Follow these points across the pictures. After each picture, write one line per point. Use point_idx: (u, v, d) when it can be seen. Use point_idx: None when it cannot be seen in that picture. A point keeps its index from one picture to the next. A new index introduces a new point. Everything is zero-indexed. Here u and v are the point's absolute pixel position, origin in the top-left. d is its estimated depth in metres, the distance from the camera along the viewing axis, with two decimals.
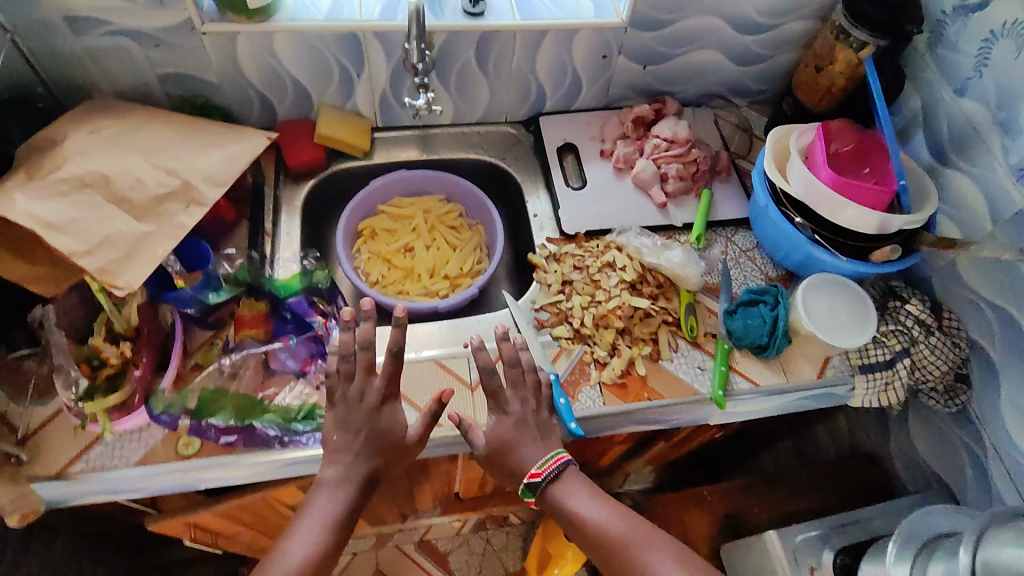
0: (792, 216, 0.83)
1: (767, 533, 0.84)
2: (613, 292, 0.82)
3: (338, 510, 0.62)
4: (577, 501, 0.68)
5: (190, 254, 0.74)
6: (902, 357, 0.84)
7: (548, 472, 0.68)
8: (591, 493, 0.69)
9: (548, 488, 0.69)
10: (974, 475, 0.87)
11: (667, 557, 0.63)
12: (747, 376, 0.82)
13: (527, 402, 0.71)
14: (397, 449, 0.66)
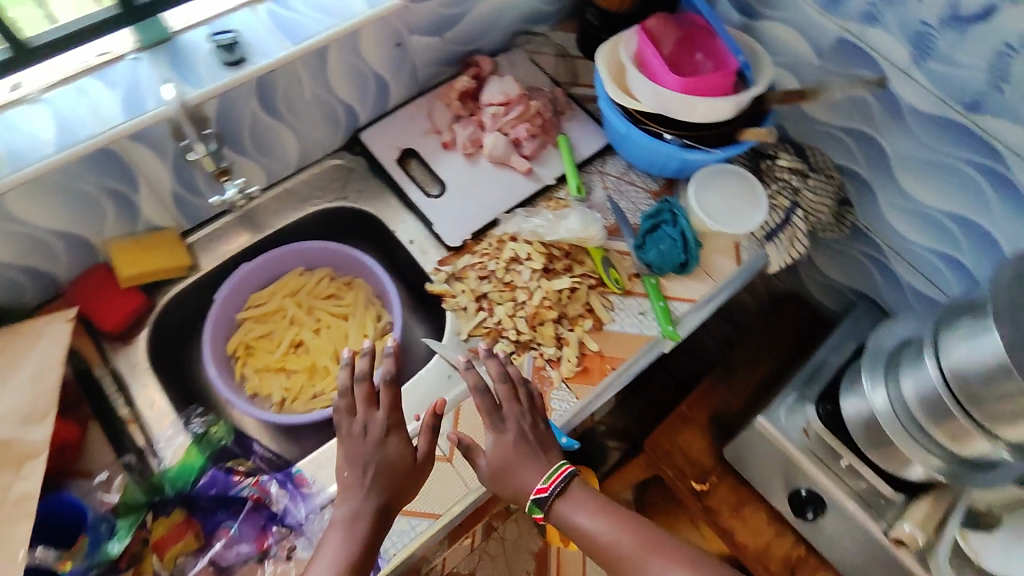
0: (658, 132, 0.84)
1: (760, 419, 0.89)
2: (531, 286, 0.79)
3: (350, 558, 0.58)
4: (579, 518, 0.63)
5: (58, 521, 0.61)
6: (794, 210, 0.90)
7: (554, 486, 0.64)
8: (592, 508, 0.64)
9: (554, 504, 0.65)
10: (881, 275, 0.99)
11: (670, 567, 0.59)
12: (685, 297, 0.84)
13: (522, 414, 0.67)
14: (411, 477, 0.62)
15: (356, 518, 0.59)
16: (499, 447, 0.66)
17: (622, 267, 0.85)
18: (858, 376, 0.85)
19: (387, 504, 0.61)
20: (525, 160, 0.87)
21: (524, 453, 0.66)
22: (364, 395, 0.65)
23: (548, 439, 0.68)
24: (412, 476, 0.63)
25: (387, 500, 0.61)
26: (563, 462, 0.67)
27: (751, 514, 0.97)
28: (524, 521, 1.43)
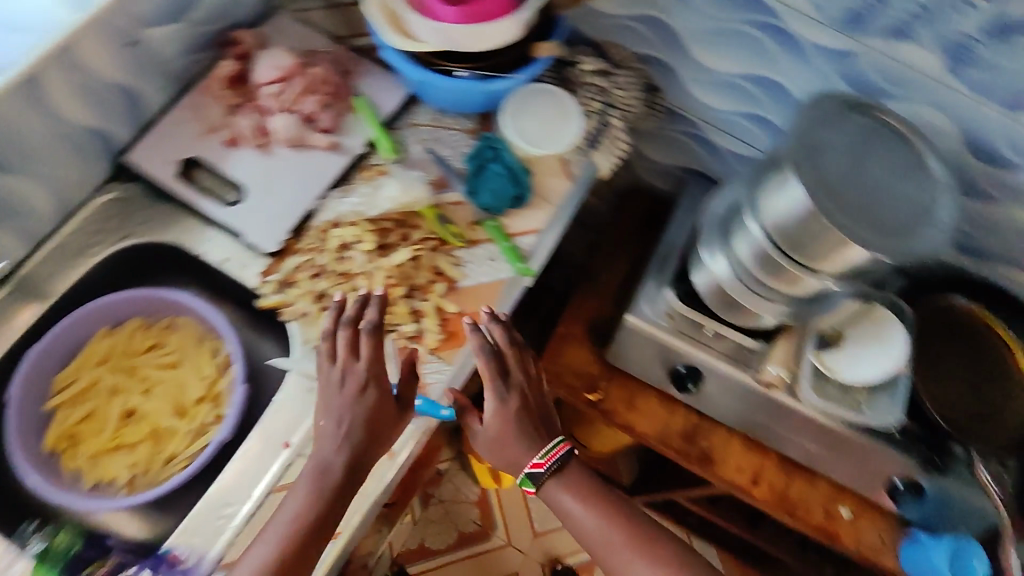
0: (451, 71, 0.80)
1: (627, 317, 0.94)
2: (369, 269, 0.76)
3: (314, 509, 0.63)
4: (567, 502, 0.76)
5: None
6: (608, 111, 0.91)
7: (550, 464, 0.74)
8: (583, 495, 0.76)
9: (548, 477, 0.76)
10: (702, 148, 1.02)
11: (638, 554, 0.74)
12: (528, 230, 0.83)
13: (520, 383, 0.74)
14: (389, 424, 0.68)
15: (327, 469, 0.64)
16: (498, 418, 0.72)
17: (459, 218, 0.82)
18: (699, 249, 0.90)
19: (359, 455, 0.66)
20: (323, 135, 0.81)
21: (524, 426, 0.73)
22: (347, 343, 0.69)
23: (547, 415, 0.77)
24: (386, 429, 0.67)
25: (359, 453, 0.66)
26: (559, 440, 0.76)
27: (646, 404, 1.00)
28: (458, 477, 1.48)
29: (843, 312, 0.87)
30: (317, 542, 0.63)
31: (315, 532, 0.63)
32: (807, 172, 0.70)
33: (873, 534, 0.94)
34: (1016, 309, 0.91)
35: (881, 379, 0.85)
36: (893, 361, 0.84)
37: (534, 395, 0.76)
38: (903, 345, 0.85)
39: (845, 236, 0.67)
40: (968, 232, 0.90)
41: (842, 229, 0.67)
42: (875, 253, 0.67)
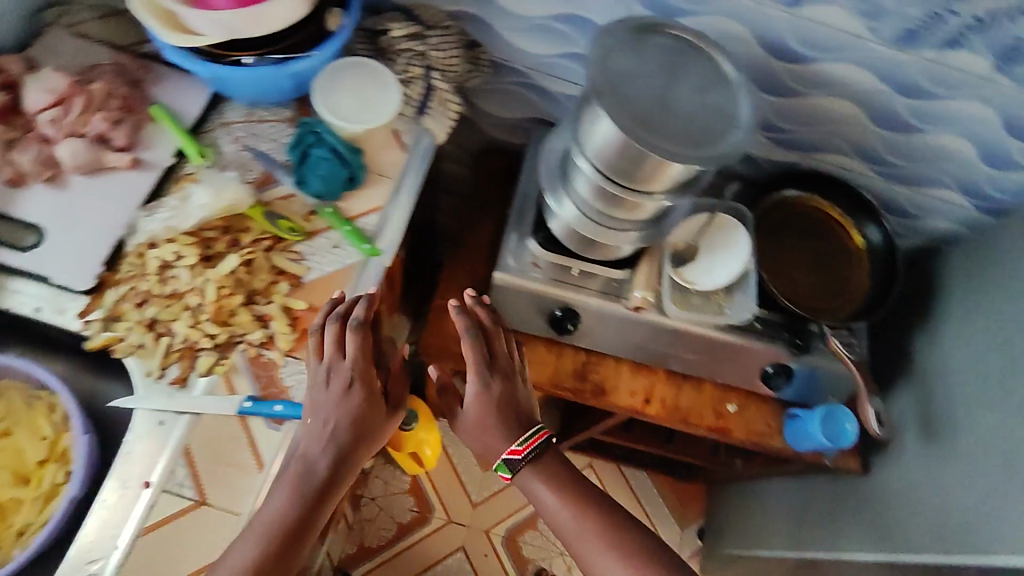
0: (242, 59, 0.75)
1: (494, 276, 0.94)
2: (197, 284, 0.72)
3: (292, 513, 0.65)
4: (541, 492, 0.81)
5: None
6: (430, 73, 0.88)
7: (527, 452, 0.81)
8: (556, 485, 0.81)
9: (524, 465, 0.81)
10: (537, 96, 1.01)
11: (598, 543, 0.78)
12: (370, 209, 0.81)
13: (504, 373, 0.83)
14: (371, 420, 0.71)
15: (310, 468, 0.67)
16: (478, 404, 0.80)
17: (293, 212, 0.79)
18: (545, 197, 0.91)
19: (342, 454, 0.69)
20: (122, 153, 0.76)
21: (502, 413, 0.81)
22: (336, 338, 0.70)
23: (526, 403, 0.84)
24: (371, 429, 0.71)
25: (342, 449, 0.69)
26: (536, 428, 0.83)
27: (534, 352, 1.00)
28: (387, 471, 1.47)
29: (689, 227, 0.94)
30: (293, 542, 0.65)
31: (296, 532, 0.65)
32: (608, 100, 0.69)
33: (759, 420, 1.00)
34: (839, 188, 0.98)
35: (734, 279, 0.91)
36: (740, 261, 0.90)
37: (518, 387, 0.84)
38: (747, 244, 0.91)
39: (656, 153, 0.67)
40: (789, 129, 0.93)
41: (650, 149, 0.67)
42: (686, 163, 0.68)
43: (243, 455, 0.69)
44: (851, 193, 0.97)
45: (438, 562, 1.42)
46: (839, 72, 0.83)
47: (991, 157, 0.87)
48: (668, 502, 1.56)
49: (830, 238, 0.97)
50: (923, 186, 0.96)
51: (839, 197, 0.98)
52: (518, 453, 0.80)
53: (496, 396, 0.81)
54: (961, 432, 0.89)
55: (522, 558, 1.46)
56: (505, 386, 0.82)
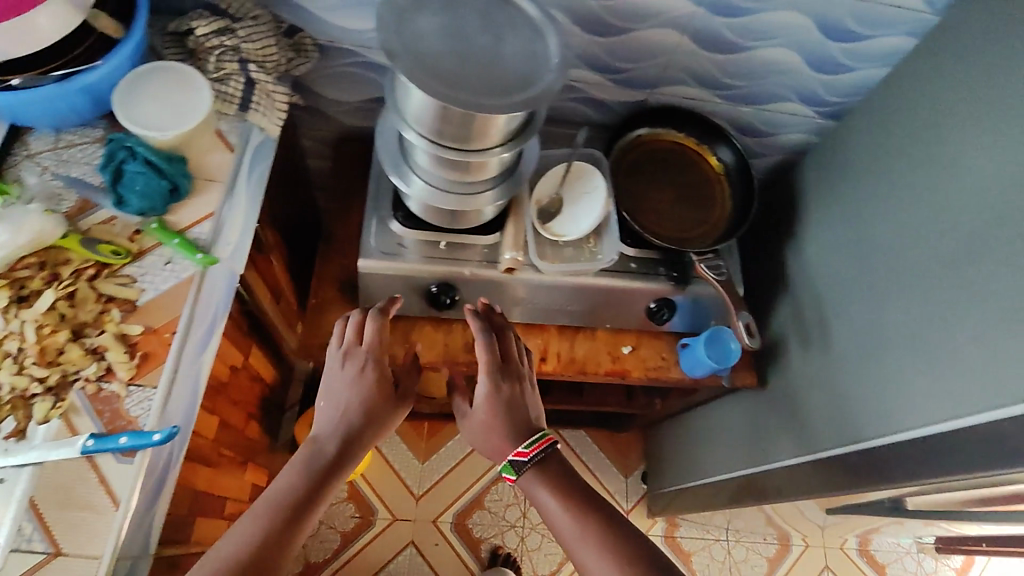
0: (16, 82, 0.70)
1: (360, 264, 0.89)
2: (15, 328, 0.67)
3: (297, 488, 0.71)
4: (544, 499, 0.76)
5: None
6: (246, 65, 0.83)
7: (533, 454, 0.78)
8: (560, 488, 0.76)
9: (529, 467, 0.78)
10: (377, 75, 0.96)
11: (595, 552, 0.70)
12: (202, 217, 0.77)
13: (511, 375, 0.84)
14: (382, 403, 0.80)
15: (323, 442, 0.76)
16: (488, 404, 0.82)
17: (115, 235, 0.74)
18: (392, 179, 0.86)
19: (349, 433, 0.77)
20: None
21: (511, 415, 0.82)
22: (356, 330, 0.83)
23: (533, 409, 0.85)
24: (379, 411, 0.80)
25: (356, 425, 0.78)
26: (541, 433, 0.81)
27: (422, 334, 0.97)
28: None
29: (549, 179, 0.93)
30: (299, 516, 0.69)
31: (300, 506, 0.70)
32: (414, 65, 0.63)
33: (655, 355, 1.01)
34: (689, 118, 0.98)
35: (599, 222, 0.91)
36: (601, 203, 0.90)
37: (527, 393, 0.85)
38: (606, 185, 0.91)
39: (477, 112, 0.62)
40: (624, 69, 0.91)
41: (473, 109, 0.62)
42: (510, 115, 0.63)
43: (95, 496, 0.65)
44: (702, 122, 0.98)
45: (388, 561, 1.41)
46: (658, 2, 0.80)
47: (819, 65, 0.88)
48: (610, 455, 1.58)
49: (690, 169, 0.98)
50: (765, 103, 0.96)
51: (691, 127, 0.98)
52: (525, 455, 0.78)
53: (506, 396, 0.82)
54: (836, 332, 0.92)
55: (473, 539, 1.45)
56: (516, 387, 0.84)
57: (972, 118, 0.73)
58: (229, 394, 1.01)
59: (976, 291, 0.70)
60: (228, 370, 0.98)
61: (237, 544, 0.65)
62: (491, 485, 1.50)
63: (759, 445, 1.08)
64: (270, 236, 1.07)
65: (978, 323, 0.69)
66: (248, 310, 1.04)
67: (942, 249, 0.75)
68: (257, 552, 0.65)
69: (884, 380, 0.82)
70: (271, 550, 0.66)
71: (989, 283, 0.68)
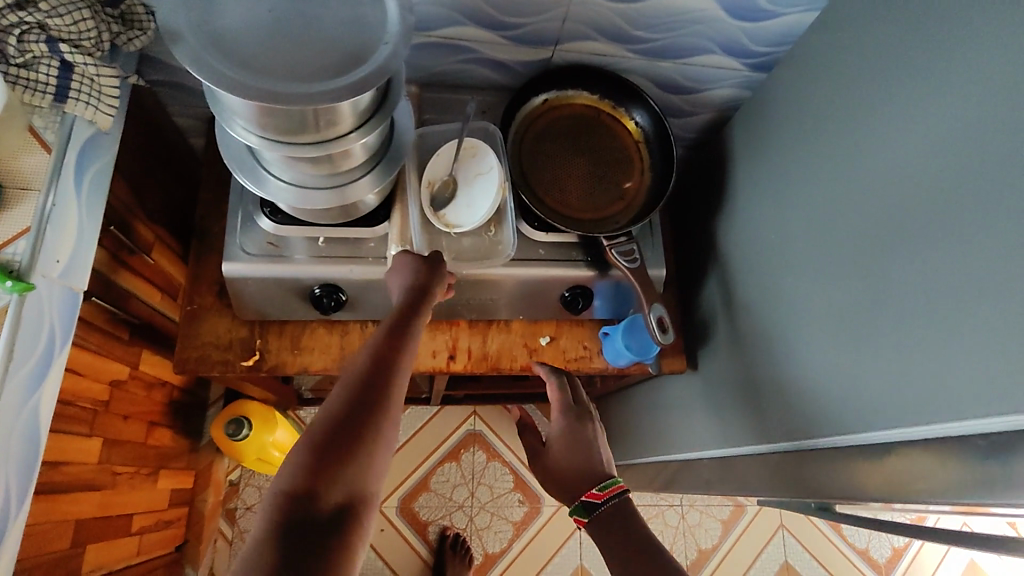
0: None
1: (226, 270, 0.78)
2: None
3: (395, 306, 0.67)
4: (617, 545, 0.66)
5: None
6: (57, 45, 0.68)
7: (607, 498, 0.68)
8: (639, 536, 0.66)
9: (603, 513, 0.68)
10: None
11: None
12: (17, 234, 0.66)
13: (582, 413, 0.79)
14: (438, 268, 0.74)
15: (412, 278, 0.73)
16: (557, 439, 0.77)
17: None
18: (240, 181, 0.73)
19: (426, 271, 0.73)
20: None
21: (582, 451, 0.75)
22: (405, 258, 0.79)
23: (607, 452, 0.76)
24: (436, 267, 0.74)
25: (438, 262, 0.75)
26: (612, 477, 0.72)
27: (313, 339, 0.88)
28: (258, 477, 1.37)
29: (443, 161, 0.82)
30: (406, 324, 0.65)
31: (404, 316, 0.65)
32: (204, 47, 0.51)
33: (575, 345, 0.93)
34: (600, 78, 0.88)
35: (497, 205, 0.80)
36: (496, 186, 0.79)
37: (602, 436, 0.78)
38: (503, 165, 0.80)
39: (288, 105, 0.51)
40: (518, 24, 0.79)
41: (280, 102, 0.51)
42: (332, 100, 0.52)
43: None
44: (615, 80, 0.88)
45: None
46: None
47: (741, 12, 0.78)
48: None
49: (604, 135, 0.89)
50: (686, 57, 0.86)
51: (605, 88, 0.89)
52: (598, 497, 0.69)
53: (578, 433, 0.76)
54: (765, 312, 0.85)
55: (420, 523, 1.42)
56: (590, 426, 0.78)
57: (900, 71, 0.64)
58: (117, 409, 0.92)
59: (906, 273, 0.62)
60: (108, 388, 0.88)
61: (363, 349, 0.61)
62: (437, 467, 1.45)
63: (696, 427, 1.03)
64: (145, 233, 0.96)
65: (908, 309, 0.62)
66: (126, 317, 0.93)
67: (868, 224, 0.67)
68: (377, 348, 0.60)
69: (813, 368, 0.75)
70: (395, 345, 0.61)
71: (919, 266, 0.61)
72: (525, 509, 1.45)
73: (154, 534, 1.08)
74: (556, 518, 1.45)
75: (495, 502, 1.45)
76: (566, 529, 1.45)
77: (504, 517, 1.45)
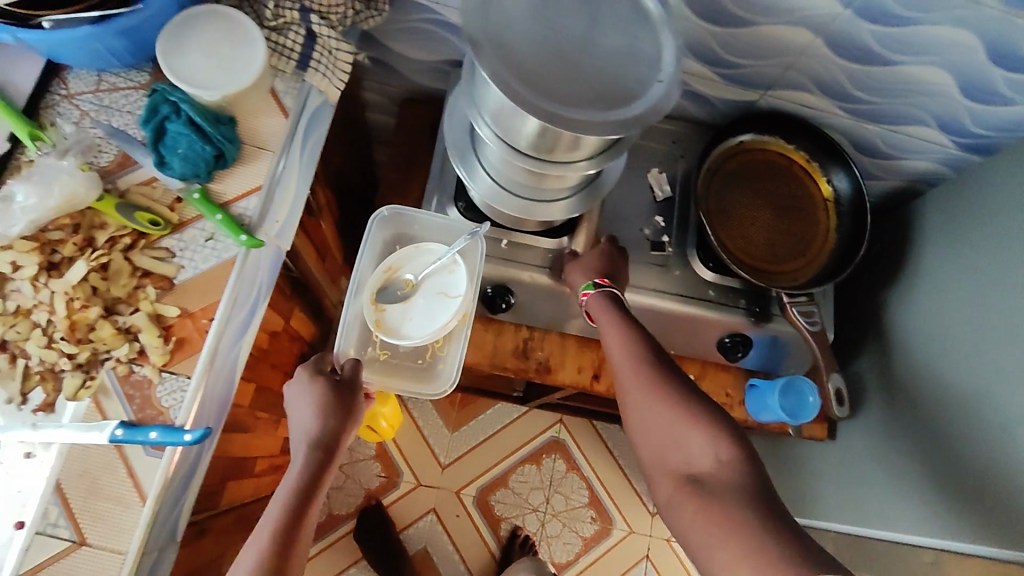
0: (41, 23, 0.60)
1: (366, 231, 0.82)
2: (44, 298, 0.62)
3: (287, 493, 0.65)
4: (604, 321, 0.73)
5: None
6: (308, 15, 0.73)
7: (604, 284, 0.76)
8: (622, 318, 0.73)
9: (597, 295, 0.75)
10: (453, 36, 0.85)
11: (625, 358, 0.69)
12: (248, 190, 0.70)
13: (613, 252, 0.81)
14: (350, 395, 0.73)
15: (298, 456, 0.69)
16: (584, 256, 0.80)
17: (155, 200, 0.68)
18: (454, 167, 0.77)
19: (332, 436, 0.70)
20: None
21: (602, 265, 0.79)
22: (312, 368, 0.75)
23: (620, 276, 0.80)
24: (351, 405, 0.73)
25: (333, 426, 0.70)
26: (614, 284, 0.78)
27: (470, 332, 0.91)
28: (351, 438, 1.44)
29: (419, 258, 0.80)
30: (297, 527, 0.64)
31: (297, 515, 0.64)
32: (498, 61, 0.52)
33: (719, 390, 0.91)
34: (803, 128, 0.85)
35: (437, 328, 0.77)
36: (449, 315, 0.77)
37: (623, 271, 0.81)
38: (468, 294, 0.78)
39: (560, 129, 0.52)
40: (739, 64, 0.77)
41: (553, 122, 0.52)
42: (598, 135, 0.53)
43: (123, 488, 0.62)
44: (818, 135, 0.84)
45: (408, 525, 1.42)
46: None
47: (974, 90, 0.73)
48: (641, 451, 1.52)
49: (795, 188, 0.86)
50: (895, 122, 0.82)
51: (805, 139, 0.86)
52: (605, 281, 0.76)
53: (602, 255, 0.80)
54: (930, 400, 0.82)
55: (494, 517, 1.44)
56: (616, 259, 0.81)
57: None
58: (270, 358, 0.97)
59: None
60: (270, 338, 0.94)
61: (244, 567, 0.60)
62: (518, 465, 1.48)
63: (818, 494, 1.00)
64: (323, 197, 1.01)
65: None
66: (294, 274, 0.98)
67: None
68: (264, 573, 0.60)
69: (991, 471, 0.73)
70: (287, 546, 0.62)
71: None
72: (597, 527, 1.45)
73: (267, 476, 1.15)
74: (626, 542, 1.45)
75: (568, 514, 1.46)
76: (634, 557, 1.44)
77: (575, 530, 1.45)
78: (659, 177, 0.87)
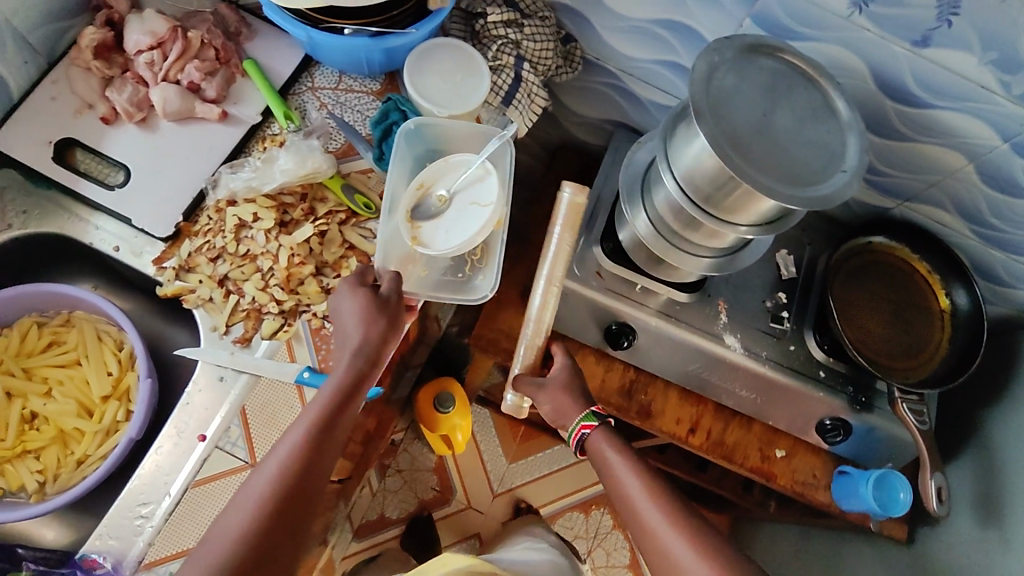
0: (340, 28, 0.73)
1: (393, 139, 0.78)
2: (270, 249, 0.73)
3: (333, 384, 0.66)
4: (616, 464, 0.76)
5: None
6: (521, 63, 0.84)
7: (602, 413, 0.80)
8: (622, 444, 0.78)
9: (598, 431, 0.79)
10: (625, 100, 0.98)
11: (659, 514, 0.72)
12: None
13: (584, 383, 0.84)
14: (395, 310, 0.70)
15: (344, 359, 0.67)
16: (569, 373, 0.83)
17: (369, 188, 0.79)
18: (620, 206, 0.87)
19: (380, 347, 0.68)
20: (211, 105, 0.77)
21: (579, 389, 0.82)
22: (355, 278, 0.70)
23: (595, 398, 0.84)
24: (396, 320, 0.70)
25: (377, 337, 0.68)
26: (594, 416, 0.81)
27: (583, 362, 0.97)
28: (414, 446, 1.50)
29: (446, 173, 0.77)
30: (342, 412, 0.65)
31: (345, 397, 0.66)
32: (715, 129, 0.63)
33: (806, 470, 0.96)
34: (932, 243, 0.92)
35: (474, 235, 0.73)
36: (485, 222, 0.74)
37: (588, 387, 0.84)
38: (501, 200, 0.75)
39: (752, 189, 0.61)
40: (883, 172, 0.87)
41: (743, 179, 0.61)
42: (780, 202, 0.62)
43: None
44: (943, 253, 0.91)
45: (451, 544, 1.45)
46: (960, 124, 0.75)
47: None
48: None
49: (914, 295, 0.92)
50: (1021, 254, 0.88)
51: (930, 253, 0.92)
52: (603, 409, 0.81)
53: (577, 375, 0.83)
54: None
55: None
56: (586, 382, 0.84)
57: None
58: None
59: None
60: None
61: (286, 447, 0.63)
62: (567, 510, 1.50)
63: None
64: None
65: None
66: None
67: None
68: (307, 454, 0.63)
69: None
70: (330, 429, 0.64)
71: None
72: None
73: None
74: None
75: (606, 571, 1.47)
76: None
77: None
78: (786, 258, 0.94)
